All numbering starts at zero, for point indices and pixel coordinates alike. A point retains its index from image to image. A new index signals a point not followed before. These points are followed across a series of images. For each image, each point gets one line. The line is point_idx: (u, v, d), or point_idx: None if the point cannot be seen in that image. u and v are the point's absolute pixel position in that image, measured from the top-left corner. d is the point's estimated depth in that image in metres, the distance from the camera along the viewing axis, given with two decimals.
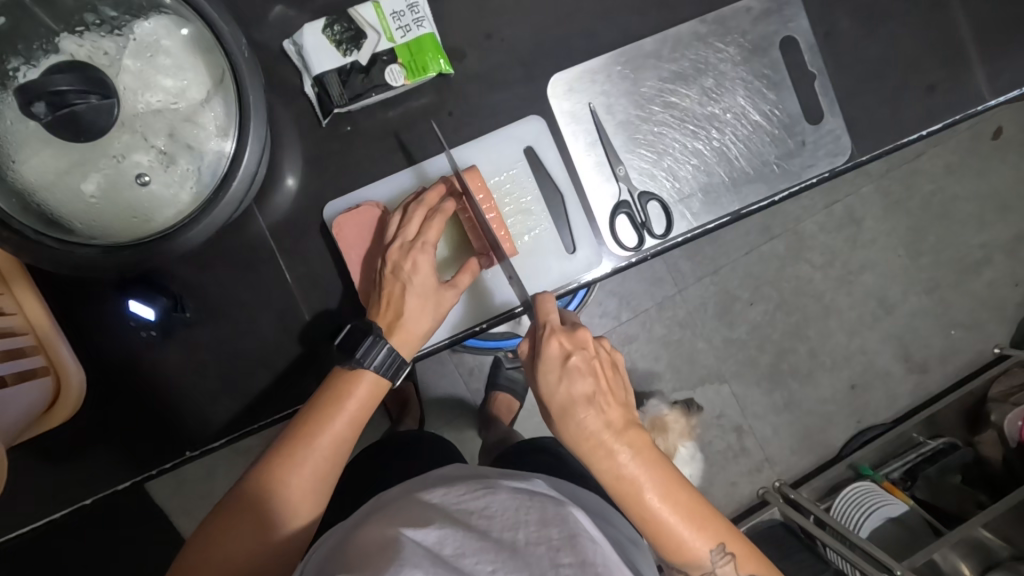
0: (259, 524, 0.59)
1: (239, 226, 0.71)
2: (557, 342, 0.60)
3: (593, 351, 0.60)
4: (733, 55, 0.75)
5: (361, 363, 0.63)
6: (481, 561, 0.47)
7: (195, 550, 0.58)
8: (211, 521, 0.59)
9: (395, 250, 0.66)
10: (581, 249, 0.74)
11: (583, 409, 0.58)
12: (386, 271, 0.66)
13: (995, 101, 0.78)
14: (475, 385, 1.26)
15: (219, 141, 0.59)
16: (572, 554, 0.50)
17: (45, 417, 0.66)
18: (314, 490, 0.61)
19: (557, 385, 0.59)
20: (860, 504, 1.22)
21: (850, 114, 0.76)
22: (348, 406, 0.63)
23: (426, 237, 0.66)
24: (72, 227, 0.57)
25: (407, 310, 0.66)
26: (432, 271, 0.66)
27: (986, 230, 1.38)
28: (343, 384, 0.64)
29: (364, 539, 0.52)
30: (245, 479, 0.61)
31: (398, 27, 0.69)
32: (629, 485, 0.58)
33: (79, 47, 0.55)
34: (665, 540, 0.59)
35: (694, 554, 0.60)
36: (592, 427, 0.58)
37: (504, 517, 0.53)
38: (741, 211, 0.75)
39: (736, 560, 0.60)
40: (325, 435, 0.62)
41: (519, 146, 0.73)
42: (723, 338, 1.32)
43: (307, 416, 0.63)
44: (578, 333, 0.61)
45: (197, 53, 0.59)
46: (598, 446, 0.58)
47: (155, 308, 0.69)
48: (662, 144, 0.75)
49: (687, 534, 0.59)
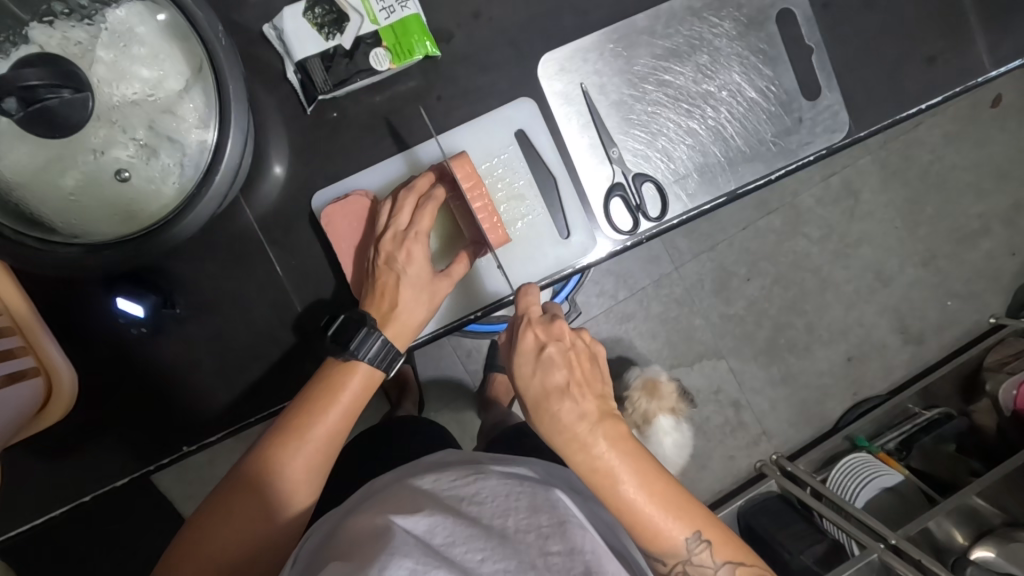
0: (252, 516, 0.58)
1: (227, 218, 0.69)
2: (533, 334, 0.61)
3: (569, 342, 0.62)
4: (728, 30, 0.73)
5: (355, 355, 0.63)
6: (472, 550, 0.46)
7: (185, 543, 0.57)
8: (200, 516, 0.58)
9: (388, 241, 0.66)
10: (575, 234, 0.73)
11: (557, 400, 0.59)
12: (380, 262, 0.66)
13: (995, 72, 0.76)
14: (473, 367, 1.25)
15: (200, 132, 0.57)
16: (561, 541, 0.50)
17: (45, 413, 0.65)
18: (307, 483, 0.61)
19: (533, 377, 0.60)
20: (857, 474, 1.22)
21: (848, 89, 0.75)
22: (342, 398, 0.63)
23: (419, 226, 0.65)
24: (53, 226, 0.56)
25: (403, 301, 0.65)
26: (425, 261, 0.66)
27: (985, 199, 1.37)
28: (336, 376, 0.64)
29: (355, 527, 0.51)
30: (236, 471, 0.60)
31: (382, 9, 0.67)
32: (604, 476, 0.57)
33: (49, 38, 0.53)
34: (642, 530, 0.58)
35: (670, 543, 0.59)
36: (567, 419, 0.58)
37: (494, 504, 0.53)
38: (737, 191, 0.74)
39: (713, 547, 0.59)
40: (319, 427, 0.61)
41: (509, 130, 0.71)
42: (720, 314, 1.31)
43: (300, 408, 0.62)
44: (555, 325, 0.62)
45: (173, 41, 0.57)
46: (572, 439, 0.58)
47: (143, 306, 0.66)
48: (656, 124, 0.73)
49: (661, 521, 0.58)
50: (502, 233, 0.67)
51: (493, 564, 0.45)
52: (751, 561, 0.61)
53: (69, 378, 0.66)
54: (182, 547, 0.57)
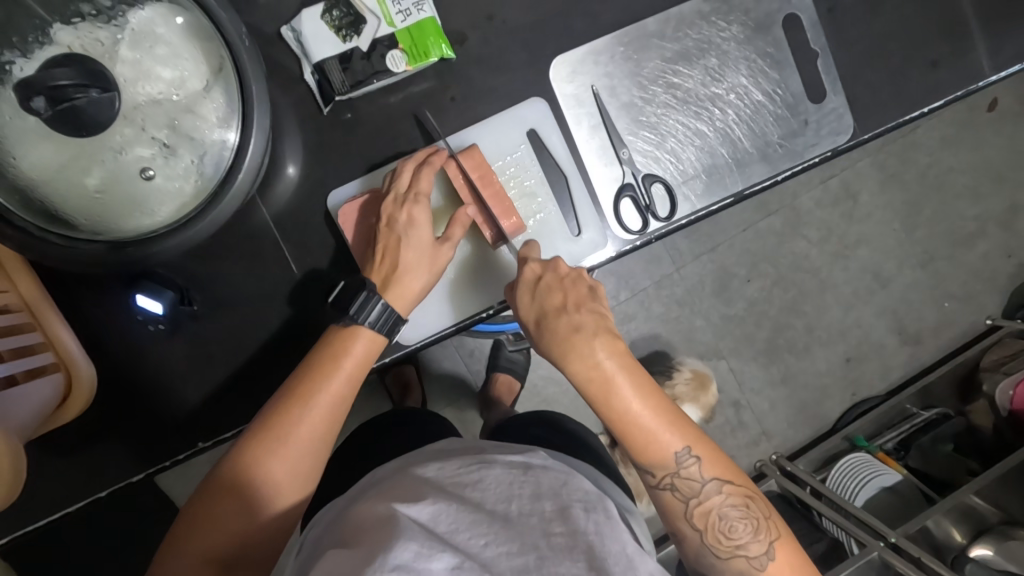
0: (263, 482, 0.57)
1: (242, 217, 0.70)
2: (532, 267, 0.67)
3: (565, 274, 0.67)
4: (735, 34, 0.75)
5: (355, 319, 0.64)
6: (475, 535, 0.48)
7: (196, 512, 0.56)
8: (204, 494, 0.57)
9: (389, 204, 0.67)
10: (587, 231, 0.74)
11: (555, 317, 0.64)
12: (380, 225, 0.67)
13: (996, 76, 0.77)
14: (476, 367, 1.27)
15: (221, 131, 0.58)
16: (564, 523, 0.50)
17: (48, 416, 0.64)
18: (314, 449, 0.60)
19: (534, 303, 0.66)
20: (856, 474, 1.24)
21: (853, 93, 0.76)
22: (345, 363, 0.63)
23: (418, 188, 0.67)
24: (75, 223, 0.57)
25: (404, 263, 0.66)
26: (426, 225, 0.67)
27: (981, 202, 1.39)
28: (338, 342, 0.64)
29: (359, 513, 0.53)
30: (241, 438, 0.60)
31: (398, 12, 0.68)
32: (602, 386, 0.63)
33: (75, 38, 0.54)
34: (634, 439, 0.63)
35: (660, 452, 0.63)
36: (568, 334, 0.64)
37: (497, 491, 0.54)
38: (744, 192, 0.75)
39: (701, 462, 0.63)
40: (323, 394, 0.61)
41: (521, 130, 0.73)
42: (720, 315, 1.33)
43: (303, 373, 0.62)
44: (553, 263, 0.68)
45: (195, 42, 0.58)
46: (569, 348, 0.63)
47: (163, 302, 0.68)
48: (665, 126, 0.74)
49: (653, 429, 0.63)
50: (507, 201, 0.68)
51: (497, 548, 0.47)
52: (737, 481, 0.64)
53: (88, 389, 0.67)
54: (195, 514, 0.56)
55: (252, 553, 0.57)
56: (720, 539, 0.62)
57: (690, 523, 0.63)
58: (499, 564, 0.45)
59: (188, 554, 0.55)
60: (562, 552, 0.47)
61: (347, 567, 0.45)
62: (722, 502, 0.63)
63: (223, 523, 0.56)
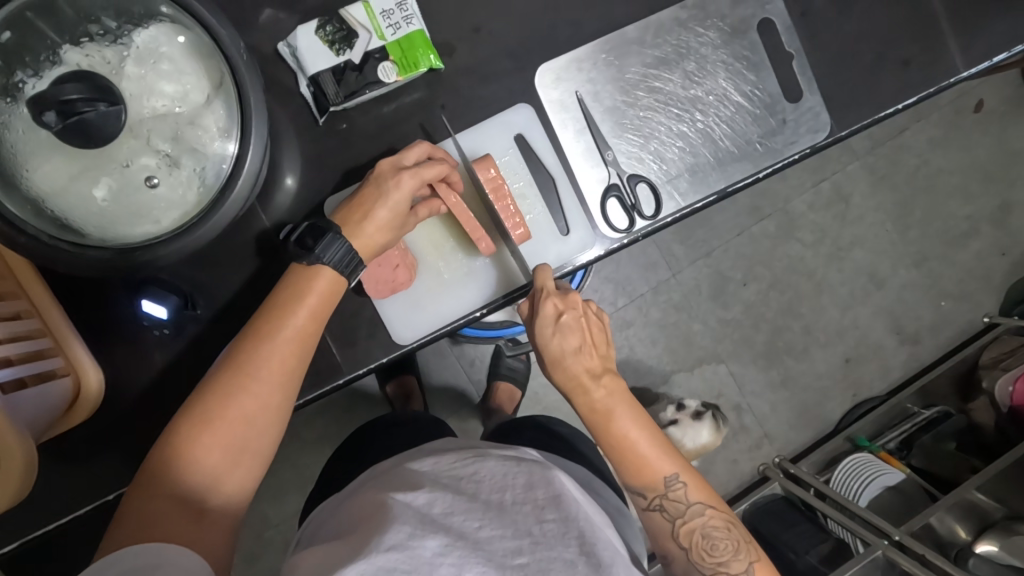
0: (234, 418, 0.59)
1: (243, 225, 0.73)
2: (552, 303, 0.68)
3: (581, 310, 0.68)
4: (713, 39, 0.78)
5: (319, 258, 0.65)
6: (469, 518, 0.49)
7: (167, 450, 0.58)
8: (173, 434, 0.58)
9: (385, 166, 0.69)
10: (575, 230, 0.77)
11: (564, 357, 0.67)
12: (368, 177, 0.69)
13: (968, 72, 0.80)
14: (476, 376, 1.29)
15: (221, 142, 0.61)
16: (556, 510, 0.52)
17: (47, 427, 0.66)
18: (282, 383, 0.62)
19: (551, 338, 0.67)
20: (859, 474, 1.24)
21: (828, 92, 0.79)
22: (308, 300, 0.64)
23: (419, 168, 0.68)
24: (84, 231, 0.60)
25: (374, 218, 0.68)
26: (406, 197, 0.68)
27: (972, 201, 1.41)
28: (300, 279, 0.65)
29: (357, 506, 0.54)
30: (209, 377, 0.61)
31: (388, 25, 0.72)
32: (602, 416, 0.67)
33: (83, 57, 0.57)
34: (626, 463, 0.67)
35: (650, 478, 0.66)
36: (577, 371, 0.67)
37: (493, 482, 0.55)
38: (727, 189, 0.78)
39: (688, 488, 0.66)
40: (286, 331, 0.63)
41: (509, 135, 0.76)
42: (718, 319, 1.35)
43: (267, 312, 0.64)
44: (570, 297, 0.68)
45: (197, 59, 0.61)
46: (578, 384, 0.67)
47: (167, 306, 0.70)
48: (648, 128, 0.77)
49: (646, 455, 0.66)
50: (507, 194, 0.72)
51: (491, 531, 0.48)
52: (721, 506, 0.66)
53: (90, 410, 0.69)
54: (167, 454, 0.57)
55: (224, 485, 0.59)
56: (703, 556, 0.65)
57: (676, 542, 0.67)
58: (494, 544, 0.48)
59: (163, 491, 0.56)
60: (554, 539, 0.49)
61: (344, 552, 0.47)
62: (705, 523, 0.65)
63: (197, 462, 0.58)
